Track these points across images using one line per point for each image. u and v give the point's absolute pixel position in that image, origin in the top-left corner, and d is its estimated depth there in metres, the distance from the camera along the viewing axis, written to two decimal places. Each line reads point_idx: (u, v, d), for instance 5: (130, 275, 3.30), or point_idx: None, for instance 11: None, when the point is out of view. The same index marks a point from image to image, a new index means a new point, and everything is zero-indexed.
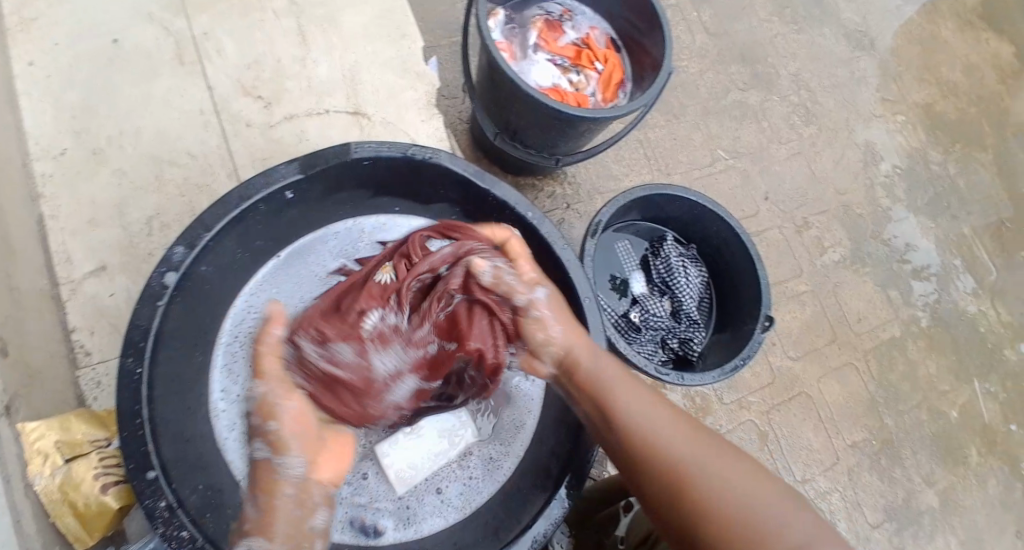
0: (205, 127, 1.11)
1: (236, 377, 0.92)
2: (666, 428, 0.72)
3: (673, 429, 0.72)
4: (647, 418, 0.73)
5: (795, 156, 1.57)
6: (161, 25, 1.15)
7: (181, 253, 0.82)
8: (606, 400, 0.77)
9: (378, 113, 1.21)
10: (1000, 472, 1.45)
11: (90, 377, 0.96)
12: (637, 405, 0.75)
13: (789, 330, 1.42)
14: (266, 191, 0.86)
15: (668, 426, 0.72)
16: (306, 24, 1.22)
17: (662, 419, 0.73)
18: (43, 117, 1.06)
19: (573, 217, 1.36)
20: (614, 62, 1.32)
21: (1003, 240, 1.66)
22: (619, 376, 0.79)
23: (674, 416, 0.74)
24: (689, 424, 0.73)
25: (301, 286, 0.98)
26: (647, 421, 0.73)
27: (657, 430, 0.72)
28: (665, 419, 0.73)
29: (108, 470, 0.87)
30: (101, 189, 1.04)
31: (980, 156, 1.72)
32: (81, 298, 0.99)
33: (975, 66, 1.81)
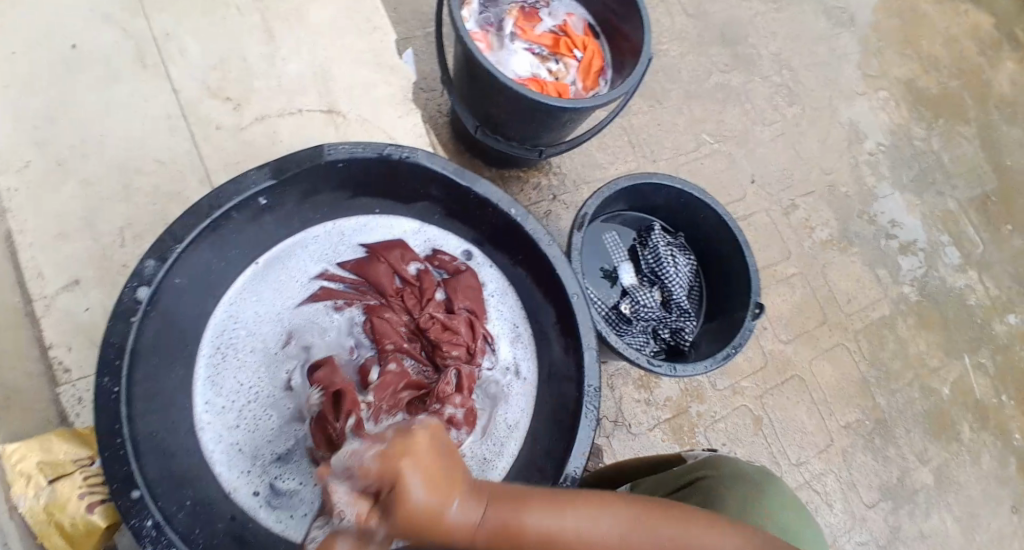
0: (174, 132, 1.08)
1: (221, 388, 0.90)
2: (598, 527, 0.59)
3: (604, 526, 0.59)
4: (572, 532, 0.58)
5: (779, 137, 1.55)
6: (122, 28, 1.11)
7: (153, 266, 0.80)
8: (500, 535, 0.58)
9: (353, 110, 1.18)
10: (992, 447, 1.46)
11: (70, 393, 0.93)
12: (558, 526, 0.59)
13: (780, 313, 1.42)
14: (238, 198, 0.84)
15: (599, 525, 0.59)
16: (274, 22, 1.19)
17: (586, 520, 0.59)
18: (4, 130, 1.02)
19: (559, 208, 1.34)
20: (593, 48, 1.30)
21: (989, 213, 1.66)
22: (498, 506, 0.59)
23: (593, 507, 0.60)
24: (610, 509, 0.60)
25: (282, 293, 0.96)
26: (578, 534, 0.58)
27: (591, 540, 0.59)
28: (585, 518, 0.59)
29: (93, 489, 0.83)
30: (68, 201, 1.01)
31: (963, 130, 1.72)
32: (54, 314, 0.95)
33: (955, 38, 1.80)
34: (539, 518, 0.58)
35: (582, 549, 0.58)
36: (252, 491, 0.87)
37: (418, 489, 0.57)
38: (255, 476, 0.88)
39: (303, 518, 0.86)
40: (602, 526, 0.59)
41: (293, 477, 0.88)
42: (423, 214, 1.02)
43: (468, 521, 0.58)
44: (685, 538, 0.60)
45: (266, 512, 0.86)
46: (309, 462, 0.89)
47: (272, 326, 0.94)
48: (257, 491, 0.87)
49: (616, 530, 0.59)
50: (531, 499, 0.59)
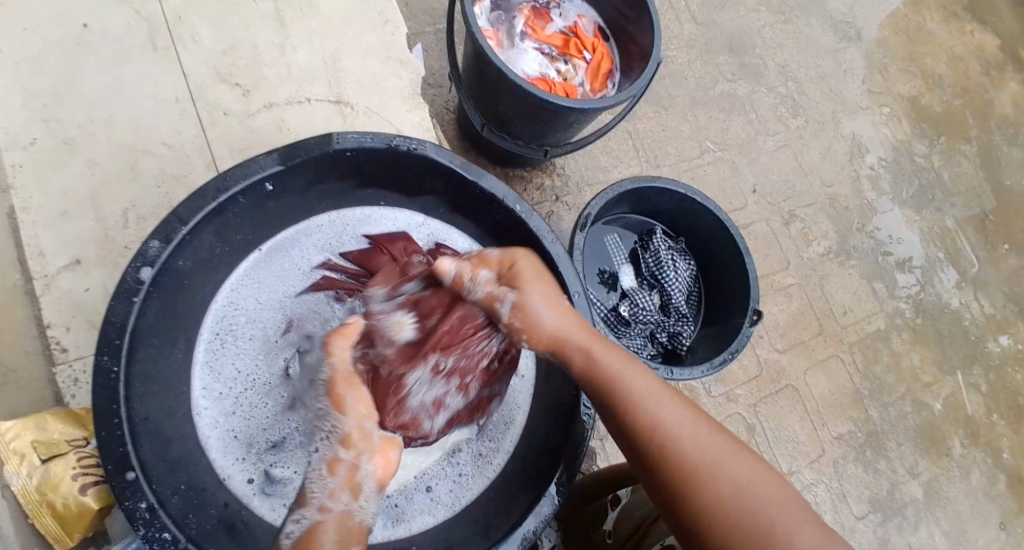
0: (182, 116, 1.08)
1: (219, 373, 0.90)
2: (665, 406, 0.71)
3: (672, 404, 0.72)
4: (644, 396, 0.72)
5: (782, 148, 1.56)
6: (133, 9, 1.11)
7: (157, 247, 0.80)
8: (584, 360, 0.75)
9: (361, 102, 1.18)
10: (982, 463, 1.47)
11: (67, 373, 0.93)
12: (623, 378, 0.73)
13: (776, 322, 1.42)
14: (245, 183, 0.84)
15: (665, 404, 0.72)
16: (285, 10, 1.19)
17: (649, 388, 0.73)
18: (11, 106, 1.01)
19: (562, 209, 1.35)
20: (602, 51, 1.31)
21: (987, 232, 1.68)
22: (595, 341, 0.76)
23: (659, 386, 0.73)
24: (682, 398, 0.73)
25: (284, 280, 0.96)
26: (648, 400, 0.72)
27: (655, 408, 0.71)
28: (659, 393, 0.72)
29: (87, 471, 0.84)
30: (73, 179, 1.01)
31: (964, 148, 1.73)
32: (55, 293, 0.95)
33: (960, 57, 1.81)
34: (627, 376, 0.73)
35: (645, 410, 0.71)
36: (247, 479, 0.87)
37: (536, 301, 0.76)
38: (250, 463, 0.88)
39: None
40: (669, 405, 0.72)
41: (289, 466, 0.88)
42: (428, 208, 1.03)
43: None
44: (723, 449, 0.68)
45: (260, 500, 0.86)
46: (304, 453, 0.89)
47: (274, 314, 0.94)
48: (252, 478, 0.87)
49: (664, 406, 0.71)
50: (629, 363, 0.75)
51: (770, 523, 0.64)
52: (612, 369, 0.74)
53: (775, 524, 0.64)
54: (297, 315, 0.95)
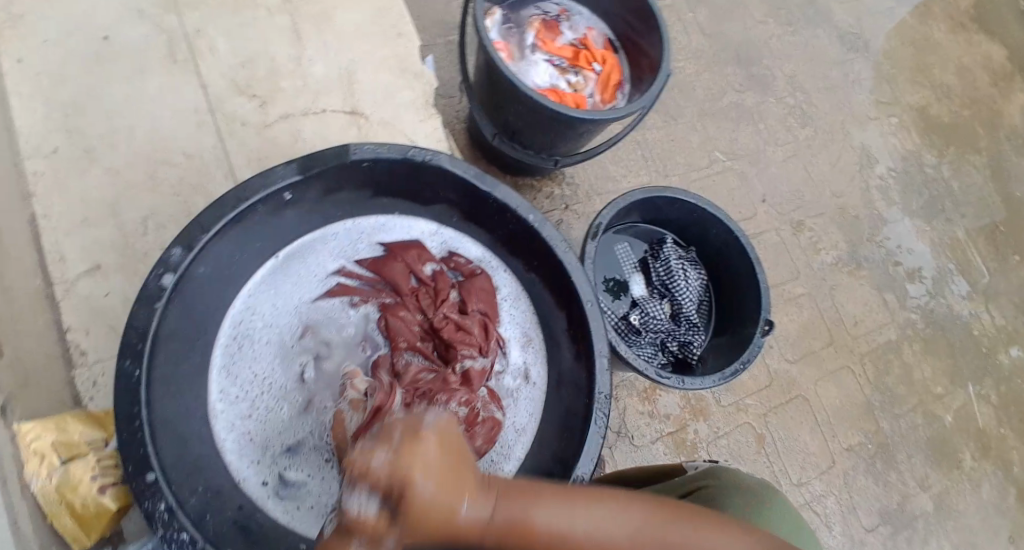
0: (200, 126, 1.10)
1: (235, 378, 0.91)
2: (604, 527, 0.61)
3: (626, 514, 0.62)
4: (571, 530, 0.60)
5: (791, 159, 1.57)
6: (154, 23, 1.13)
7: (179, 253, 0.81)
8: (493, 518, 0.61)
9: (375, 113, 1.20)
10: (994, 477, 1.46)
11: (85, 377, 0.94)
12: (543, 523, 0.60)
13: (786, 333, 1.42)
14: (264, 190, 0.86)
15: (604, 526, 0.61)
16: (302, 23, 1.21)
17: (563, 515, 0.61)
18: (35, 116, 1.04)
19: (571, 218, 1.36)
20: (611, 63, 1.32)
21: (996, 241, 1.67)
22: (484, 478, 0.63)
23: (574, 507, 0.61)
24: (635, 510, 0.62)
25: (301, 286, 0.97)
26: (580, 534, 0.60)
27: (598, 541, 0.60)
28: (584, 515, 0.61)
29: (106, 471, 0.85)
30: (94, 187, 1.03)
31: (972, 158, 1.73)
32: (74, 298, 0.97)
33: (968, 67, 1.81)
34: (545, 515, 0.61)
35: (583, 545, 0.60)
36: (261, 481, 0.88)
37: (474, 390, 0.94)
38: (264, 466, 0.89)
39: (309, 511, 0.87)
40: (580, 518, 0.61)
41: (303, 469, 0.89)
42: (441, 217, 1.04)
43: (489, 485, 0.70)
44: (662, 531, 0.61)
45: (273, 503, 0.87)
46: (318, 456, 0.90)
47: (289, 320, 0.95)
48: (266, 481, 0.88)
49: (590, 527, 0.61)
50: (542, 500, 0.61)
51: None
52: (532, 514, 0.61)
53: None
54: (315, 319, 0.96)
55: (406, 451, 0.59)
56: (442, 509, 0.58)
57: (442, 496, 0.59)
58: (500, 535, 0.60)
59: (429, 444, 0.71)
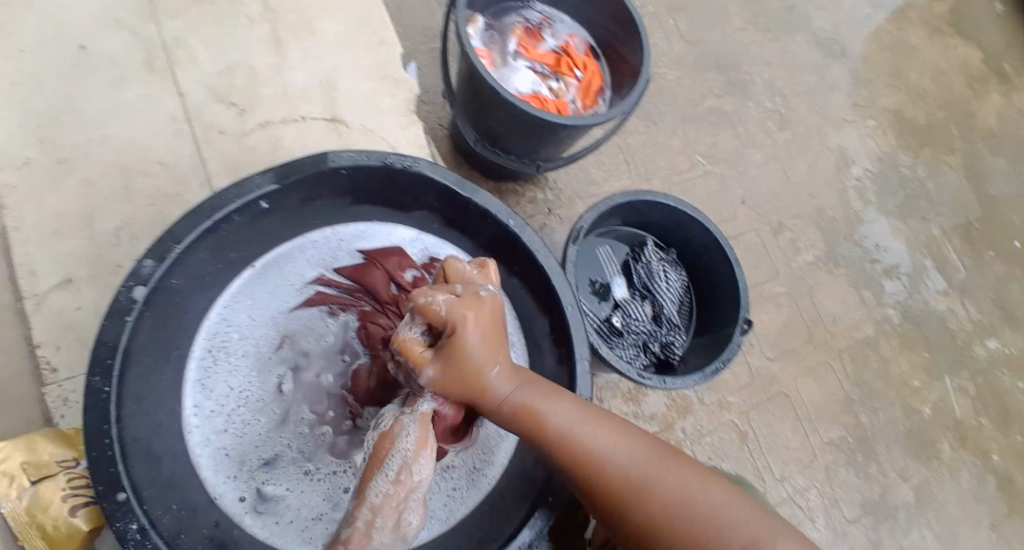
0: (176, 135, 1.09)
1: (211, 391, 0.90)
2: (609, 439, 0.72)
3: (632, 440, 0.73)
4: (579, 433, 0.73)
5: (770, 161, 1.58)
6: (130, 32, 1.12)
7: (151, 265, 0.80)
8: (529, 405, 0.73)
9: (356, 120, 1.19)
10: (971, 465, 1.47)
11: (55, 393, 0.92)
12: (563, 422, 0.73)
13: (766, 331, 1.43)
14: (239, 201, 0.85)
15: (609, 440, 0.72)
16: (282, 33, 1.20)
17: (581, 422, 0.73)
18: (7, 127, 1.02)
19: (555, 221, 1.36)
20: (593, 70, 1.33)
21: (972, 238, 1.70)
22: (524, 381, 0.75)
23: (595, 420, 0.74)
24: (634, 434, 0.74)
25: (278, 296, 0.96)
26: (587, 439, 0.72)
27: (591, 440, 0.72)
28: (595, 426, 0.73)
29: (77, 492, 0.83)
30: (67, 198, 1.01)
31: (948, 158, 1.76)
32: (46, 312, 0.95)
33: (944, 71, 1.84)
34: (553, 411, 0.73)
35: (587, 447, 0.72)
36: (239, 497, 0.86)
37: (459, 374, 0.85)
38: (242, 481, 0.87)
39: (288, 526, 0.86)
40: (591, 427, 0.73)
41: (281, 483, 0.88)
42: (422, 223, 1.03)
43: (515, 393, 0.74)
44: (659, 464, 0.72)
45: (251, 518, 0.85)
46: (297, 469, 0.89)
47: (267, 331, 0.94)
48: (244, 496, 0.86)
49: (601, 440, 0.72)
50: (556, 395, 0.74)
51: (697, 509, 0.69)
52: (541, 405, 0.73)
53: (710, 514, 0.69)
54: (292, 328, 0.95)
55: (465, 302, 0.72)
56: (479, 366, 0.72)
57: (484, 355, 0.72)
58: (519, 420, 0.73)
59: (477, 320, 0.72)
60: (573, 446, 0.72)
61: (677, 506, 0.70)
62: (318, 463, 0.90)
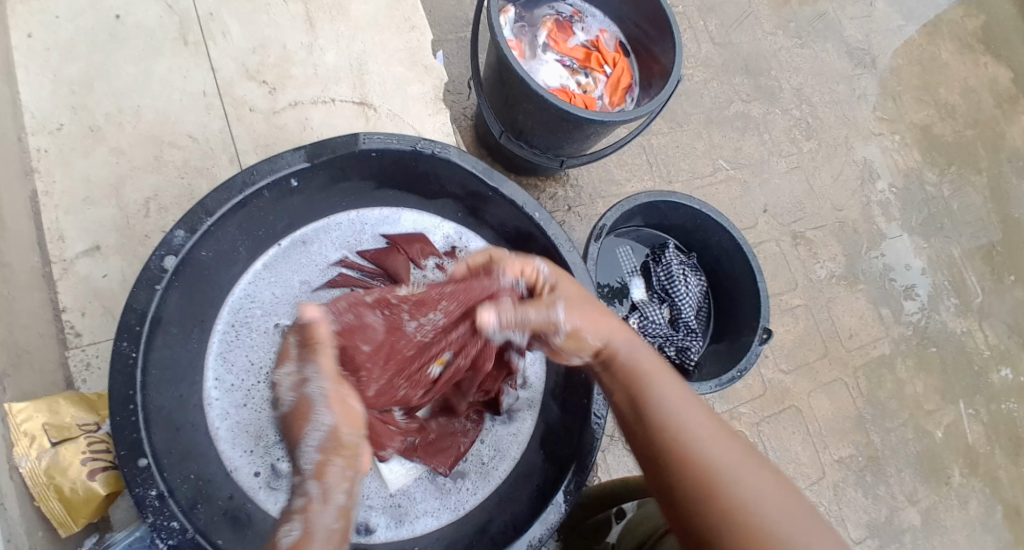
0: (208, 109, 1.09)
1: (232, 365, 0.92)
2: (688, 417, 0.70)
3: (712, 427, 0.70)
4: (664, 399, 0.72)
5: (794, 170, 1.57)
6: (166, 3, 1.12)
7: (182, 237, 0.80)
8: (628, 375, 0.75)
9: (384, 104, 1.19)
10: (981, 493, 1.47)
11: (79, 358, 0.94)
12: (653, 388, 0.73)
13: (782, 343, 1.43)
14: (270, 178, 0.85)
15: (687, 414, 0.71)
16: (314, 12, 1.20)
17: (669, 391, 0.73)
18: (41, 91, 1.03)
19: (574, 219, 1.36)
20: (622, 66, 1.32)
21: (994, 262, 1.68)
22: (635, 347, 0.77)
23: (688, 398, 0.73)
24: (738, 442, 0.69)
25: (302, 275, 0.98)
26: (668, 405, 0.71)
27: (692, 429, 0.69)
28: (684, 405, 0.72)
29: (96, 456, 0.85)
30: (97, 167, 1.02)
31: (974, 179, 1.74)
32: (73, 278, 0.97)
33: (973, 88, 1.82)
34: (658, 388, 0.73)
35: (666, 413, 0.71)
36: (254, 471, 0.88)
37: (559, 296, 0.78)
38: (257, 456, 0.89)
39: None
40: (681, 404, 0.72)
41: None
42: (445, 211, 1.03)
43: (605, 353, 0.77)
44: (738, 460, 0.66)
45: (265, 494, 0.87)
46: None
47: (288, 309, 0.96)
48: (259, 471, 0.88)
49: (681, 410, 0.71)
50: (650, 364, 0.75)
51: (772, 526, 0.61)
52: (649, 372, 0.75)
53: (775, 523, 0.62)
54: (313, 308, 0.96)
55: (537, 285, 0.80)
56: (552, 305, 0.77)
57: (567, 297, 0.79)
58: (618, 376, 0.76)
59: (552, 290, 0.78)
60: (652, 414, 0.72)
61: (737, 495, 0.64)
62: None
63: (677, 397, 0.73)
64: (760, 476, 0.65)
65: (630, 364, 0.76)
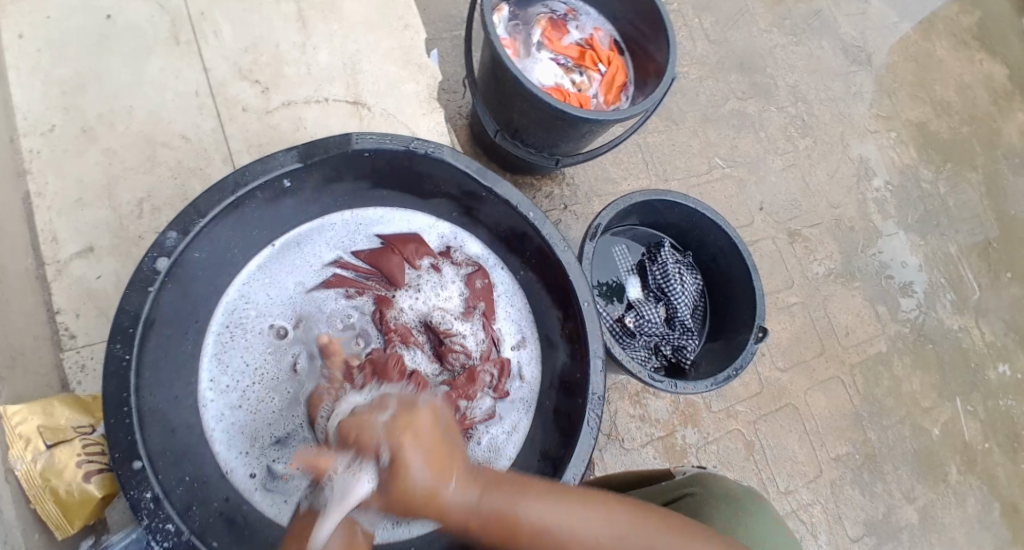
0: (202, 110, 1.09)
1: (227, 367, 0.92)
2: (569, 527, 0.65)
3: (593, 521, 0.66)
4: (535, 518, 0.65)
5: (790, 168, 1.57)
6: (159, 4, 1.12)
7: (175, 239, 0.80)
8: (503, 514, 0.65)
9: (378, 104, 1.19)
10: (978, 490, 1.47)
11: (73, 360, 0.93)
12: (528, 514, 0.65)
13: (779, 341, 1.43)
14: (263, 179, 0.84)
15: (563, 516, 0.65)
16: (308, 11, 1.20)
17: (538, 508, 0.66)
18: (33, 92, 1.03)
19: (570, 218, 1.36)
20: (617, 64, 1.32)
21: (990, 259, 1.68)
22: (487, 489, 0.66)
23: (555, 500, 0.66)
24: (621, 519, 0.66)
25: (296, 275, 0.97)
26: (542, 523, 0.65)
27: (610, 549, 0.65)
28: (558, 511, 0.65)
29: (92, 458, 0.85)
30: (90, 168, 1.02)
31: (969, 175, 1.74)
32: (66, 280, 0.96)
33: (968, 85, 1.82)
34: (560, 524, 0.65)
35: (550, 535, 0.65)
36: (249, 473, 0.88)
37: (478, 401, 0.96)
38: (253, 458, 0.89)
39: (296, 505, 0.88)
40: (553, 517, 0.65)
41: (292, 462, 0.90)
42: (440, 211, 1.03)
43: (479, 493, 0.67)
44: (627, 536, 0.66)
45: (260, 495, 0.88)
46: (308, 450, 0.90)
47: (283, 309, 0.96)
48: (254, 473, 0.89)
49: (557, 523, 0.65)
50: (529, 495, 0.66)
51: None
52: (513, 502, 0.65)
53: None
54: (308, 309, 0.97)
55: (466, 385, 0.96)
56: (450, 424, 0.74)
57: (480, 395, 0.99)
58: (491, 523, 0.66)
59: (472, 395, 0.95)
60: (541, 547, 0.65)
61: None
62: None
63: (548, 507, 0.66)
64: (649, 541, 0.65)
65: (493, 509, 0.65)
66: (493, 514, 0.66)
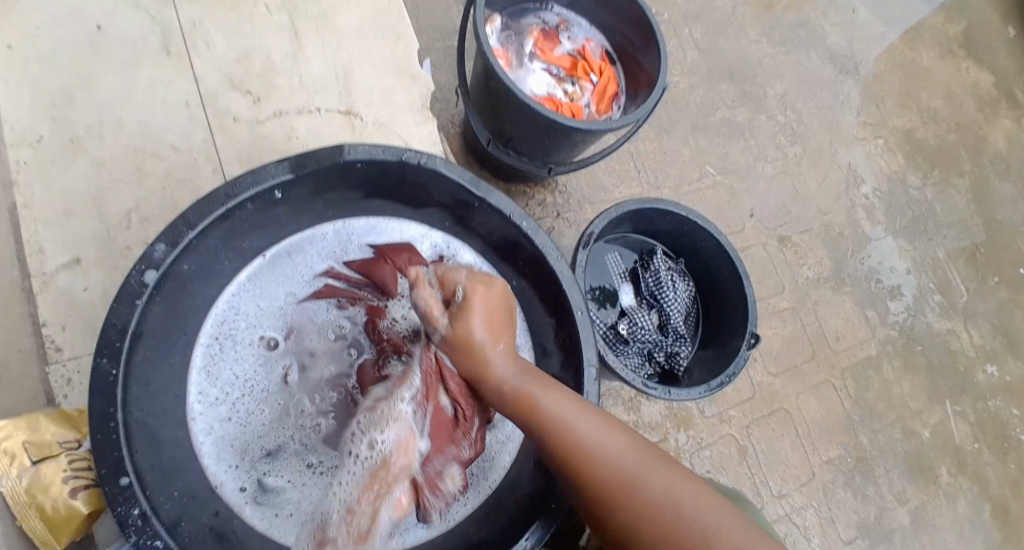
0: (191, 120, 1.08)
1: (216, 379, 0.91)
2: (582, 423, 0.75)
3: (605, 430, 0.75)
4: (554, 410, 0.76)
5: (780, 175, 1.58)
6: (149, 15, 1.12)
7: (163, 251, 0.79)
8: (531, 399, 0.77)
9: (370, 113, 1.19)
10: (969, 492, 1.48)
11: (59, 373, 0.92)
12: (554, 406, 0.77)
13: (771, 347, 1.43)
14: (254, 190, 0.84)
15: (577, 415, 0.76)
16: (299, 22, 1.19)
17: (559, 402, 0.77)
18: (20, 103, 1.02)
19: (562, 225, 1.36)
20: (608, 75, 1.33)
21: (978, 263, 1.70)
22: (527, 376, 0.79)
23: (576, 404, 0.77)
24: (630, 437, 0.76)
25: (287, 287, 0.97)
26: (556, 414, 0.76)
27: (615, 459, 0.73)
28: (576, 409, 0.77)
29: (78, 473, 0.83)
30: (78, 179, 1.01)
31: (956, 181, 1.76)
32: (52, 292, 0.95)
33: (955, 93, 1.84)
34: (579, 421, 0.75)
35: (566, 427, 0.75)
36: (240, 486, 0.87)
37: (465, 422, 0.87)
38: (243, 471, 0.88)
39: (287, 519, 0.87)
40: (573, 411, 0.76)
41: (282, 475, 0.89)
42: (432, 220, 1.03)
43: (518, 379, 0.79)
44: (631, 451, 0.74)
45: (251, 509, 0.86)
46: (298, 462, 0.90)
47: (274, 321, 0.95)
48: (244, 486, 0.87)
49: (574, 416, 0.76)
50: (560, 392, 0.78)
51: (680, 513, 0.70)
52: (542, 394, 0.77)
53: (669, 496, 0.71)
54: (300, 322, 0.96)
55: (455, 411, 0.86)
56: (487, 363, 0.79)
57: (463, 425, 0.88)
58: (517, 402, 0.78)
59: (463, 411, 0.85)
60: (555, 437, 0.75)
61: (632, 479, 0.72)
62: (319, 456, 0.90)
63: (570, 405, 0.77)
64: (649, 459, 0.74)
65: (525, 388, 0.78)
66: (525, 393, 0.78)
